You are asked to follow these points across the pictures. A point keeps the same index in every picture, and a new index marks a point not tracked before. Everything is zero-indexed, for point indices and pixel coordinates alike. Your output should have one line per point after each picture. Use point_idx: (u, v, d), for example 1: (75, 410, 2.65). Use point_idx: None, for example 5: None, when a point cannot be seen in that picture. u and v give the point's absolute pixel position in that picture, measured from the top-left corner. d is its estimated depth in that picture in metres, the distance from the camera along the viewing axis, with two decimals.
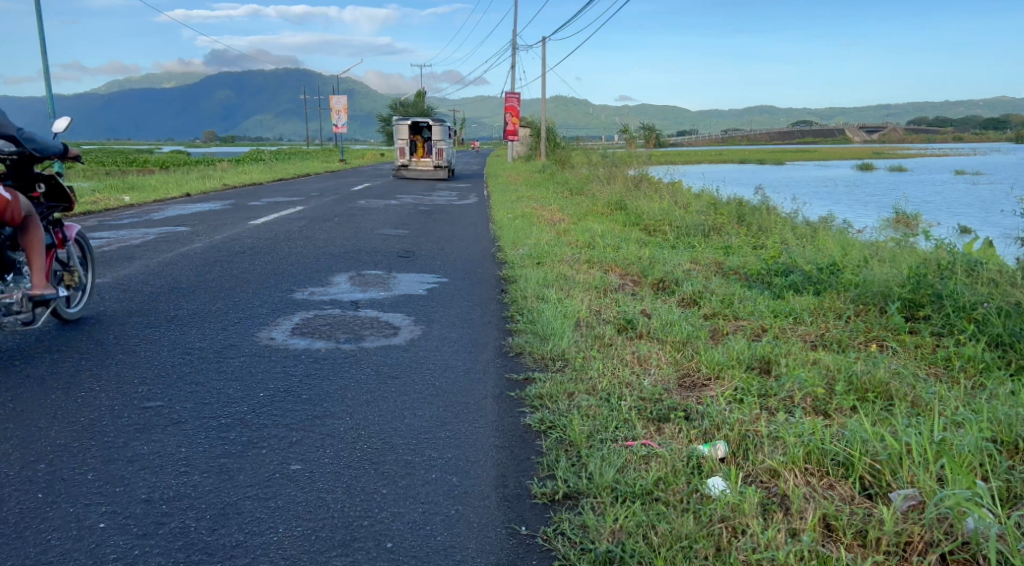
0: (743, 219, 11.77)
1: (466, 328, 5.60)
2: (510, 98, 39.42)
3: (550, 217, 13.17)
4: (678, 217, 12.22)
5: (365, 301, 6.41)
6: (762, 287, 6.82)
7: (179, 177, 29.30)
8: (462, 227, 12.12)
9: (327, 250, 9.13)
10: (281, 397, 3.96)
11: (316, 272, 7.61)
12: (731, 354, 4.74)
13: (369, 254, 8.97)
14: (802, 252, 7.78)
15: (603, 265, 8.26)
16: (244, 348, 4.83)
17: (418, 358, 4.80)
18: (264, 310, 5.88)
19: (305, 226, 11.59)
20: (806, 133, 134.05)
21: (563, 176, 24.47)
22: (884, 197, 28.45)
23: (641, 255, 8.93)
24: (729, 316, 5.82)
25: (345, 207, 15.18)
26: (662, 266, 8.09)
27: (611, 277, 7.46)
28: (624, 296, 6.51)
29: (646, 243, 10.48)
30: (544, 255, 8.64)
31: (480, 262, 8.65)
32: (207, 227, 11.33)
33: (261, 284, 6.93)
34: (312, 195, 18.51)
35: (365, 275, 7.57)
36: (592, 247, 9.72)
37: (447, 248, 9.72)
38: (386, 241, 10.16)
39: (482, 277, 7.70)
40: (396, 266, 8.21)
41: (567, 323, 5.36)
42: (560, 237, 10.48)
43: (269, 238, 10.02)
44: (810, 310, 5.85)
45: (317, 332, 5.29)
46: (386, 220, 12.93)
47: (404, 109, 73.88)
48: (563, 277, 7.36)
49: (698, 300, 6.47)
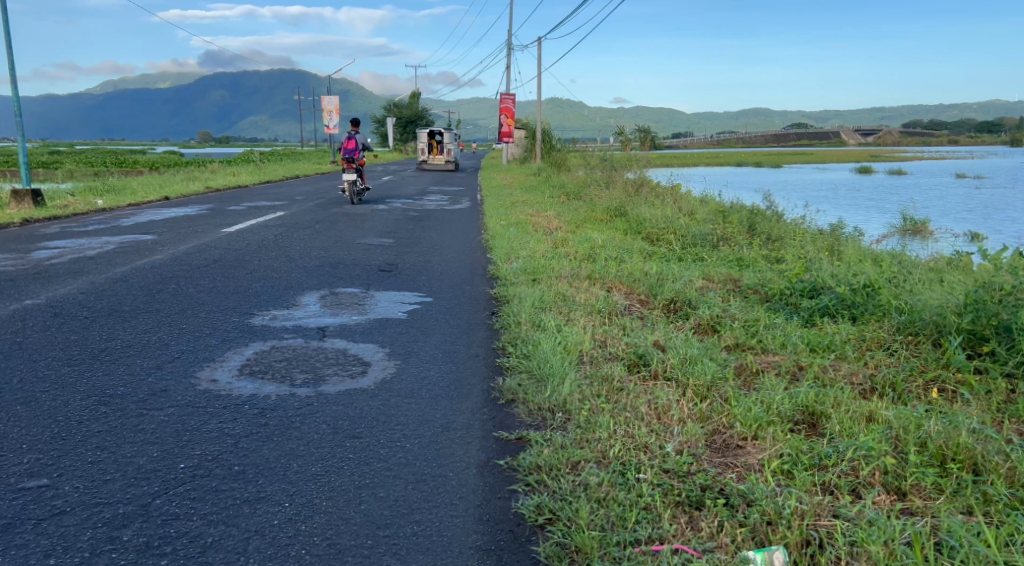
0: (755, 230, 10.94)
1: (450, 364, 4.76)
2: (505, 99, 38.52)
3: (546, 225, 12.31)
4: (683, 226, 11.39)
5: (335, 327, 5.54)
6: (789, 310, 6.00)
7: (163, 179, 28.27)
8: (453, 236, 11.27)
9: (302, 263, 8.28)
10: (205, 470, 3.11)
11: (285, 290, 6.77)
12: (765, 404, 3.94)
13: (348, 268, 8.12)
14: (829, 267, 6.97)
15: (606, 281, 7.44)
16: (175, 395, 3.96)
17: (389, 407, 3.95)
18: (214, 341, 5.04)
19: (282, 234, 10.71)
20: (802, 136, 133.53)
21: (558, 180, 23.61)
22: (888, 202, 27.67)
23: (648, 271, 8.10)
24: (759, 350, 5.00)
25: (329, 212, 14.29)
26: (673, 283, 7.29)
27: (615, 297, 6.66)
28: (633, 322, 5.70)
29: (649, 255, 9.67)
30: (540, 270, 7.82)
31: (470, 278, 7.81)
32: (175, 235, 10.46)
33: (218, 306, 6.08)
34: (297, 199, 17.59)
35: (340, 294, 6.72)
36: (592, 259, 8.90)
37: (434, 261, 8.89)
38: (367, 252, 9.32)
39: (471, 296, 6.88)
40: (375, 282, 7.37)
41: (568, 360, 4.54)
42: (558, 248, 9.65)
43: (240, 248, 9.15)
44: (851, 342, 5.02)
45: (270, 371, 4.43)
46: (370, 227, 12.06)
47: (397, 110, 72.68)
48: (562, 297, 6.55)
49: (717, 327, 5.65)
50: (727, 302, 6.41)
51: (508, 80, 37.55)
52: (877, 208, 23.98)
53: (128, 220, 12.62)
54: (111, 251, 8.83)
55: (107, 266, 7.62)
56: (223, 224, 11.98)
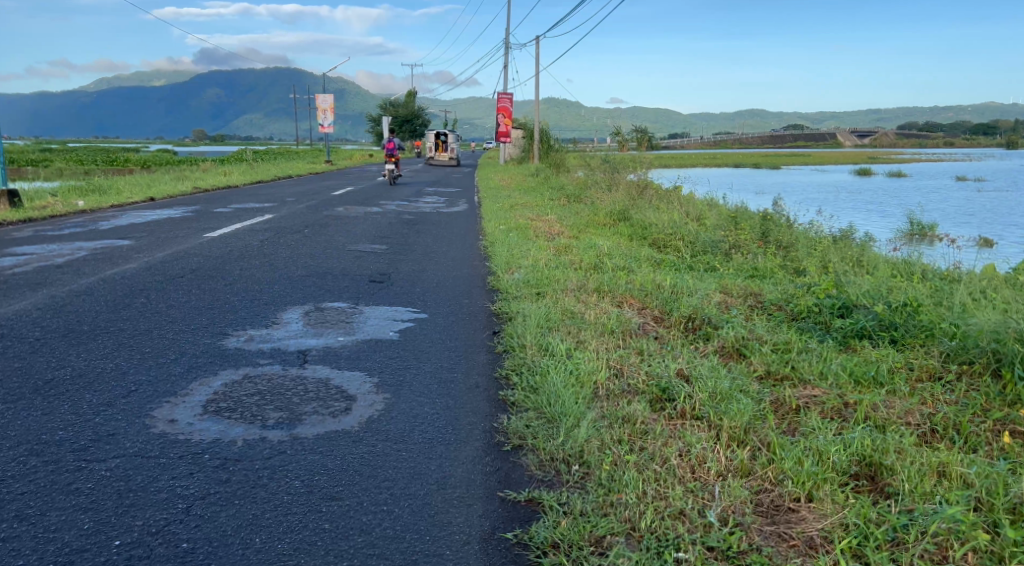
0: (767, 237, 10.40)
1: (447, 397, 4.18)
2: (502, 99, 37.95)
3: (547, 230, 11.74)
4: (692, 232, 10.85)
5: (318, 352, 4.96)
6: (821, 332, 5.44)
7: (152, 179, 27.54)
8: (449, 242, 10.68)
9: (286, 273, 7.68)
10: (145, 552, 2.55)
11: (265, 305, 6.17)
12: (813, 452, 3.37)
13: (336, 279, 7.53)
14: (860, 282, 6.39)
15: (616, 296, 6.86)
16: (122, 442, 3.36)
17: (375, 456, 3.36)
18: (178, 368, 4.44)
19: (268, 240, 10.09)
20: (798, 138, 133.31)
21: (556, 181, 23.07)
22: (892, 205, 27.21)
23: (660, 283, 7.54)
24: (796, 382, 4.44)
25: (320, 215, 13.69)
26: (688, 297, 6.74)
27: (627, 314, 6.10)
28: (650, 345, 5.14)
29: (658, 265, 9.15)
30: (544, 282, 7.25)
31: (468, 290, 7.22)
32: (154, 240, 9.84)
33: (189, 324, 5.48)
34: (287, 200, 16.96)
35: (325, 310, 6.13)
36: (599, 269, 8.34)
37: (430, 270, 8.31)
38: (359, 260, 8.76)
39: (469, 312, 6.30)
40: (365, 296, 6.78)
41: (583, 395, 3.99)
42: (561, 256, 9.08)
43: (221, 256, 8.55)
44: (900, 373, 4.45)
45: (238, 409, 3.83)
46: (362, 232, 11.46)
47: (392, 108, 71.98)
48: (569, 313, 5.99)
49: (744, 351, 5.10)
50: (750, 321, 5.85)
51: (505, 79, 37.06)
52: (881, 211, 23.52)
53: (108, 223, 11.98)
54: (81, 258, 8.22)
55: (73, 277, 7.00)
56: (206, 229, 11.35)
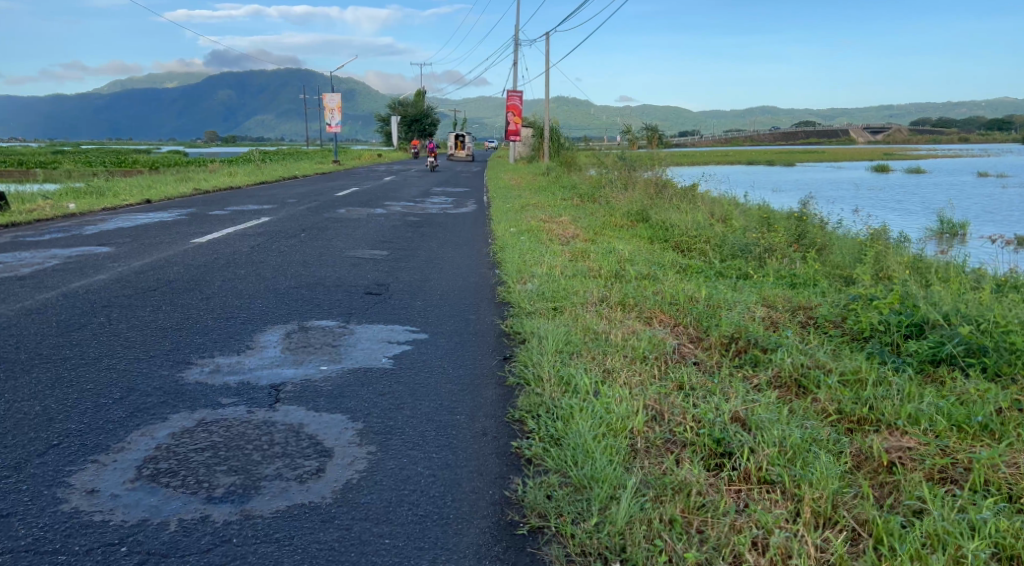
0: (803, 241, 9.51)
1: (448, 450, 3.37)
2: (512, 97, 37.08)
3: (561, 233, 10.88)
4: (719, 236, 10.08)
5: (295, 387, 4.13)
6: (894, 358, 4.61)
7: (152, 180, 26.83)
8: (456, 247, 9.84)
9: (273, 285, 6.86)
10: None
11: (241, 326, 5.35)
12: (933, 538, 2.57)
13: (327, 292, 6.71)
14: (928, 295, 5.53)
15: (644, 310, 6.03)
16: (14, 529, 2.57)
17: (348, 546, 2.57)
18: (118, 409, 3.63)
19: (259, 246, 9.28)
20: (810, 135, 131.89)
21: (568, 180, 22.23)
22: (915, 201, 26.33)
23: (690, 293, 6.71)
24: (880, 429, 3.63)
25: (320, 218, 12.87)
26: (725, 312, 5.89)
27: (660, 334, 5.28)
28: (693, 378, 4.31)
29: (683, 272, 8.33)
30: (561, 295, 6.40)
31: (476, 305, 6.37)
32: (135, 246, 9.07)
33: (147, 349, 4.66)
34: (287, 202, 16.17)
35: (311, 331, 5.30)
36: (621, 278, 7.52)
37: (434, 279, 7.51)
38: (357, 268, 7.98)
39: (477, 332, 5.47)
40: (358, 312, 5.97)
41: (619, 451, 3.20)
42: (577, 263, 8.25)
43: (204, 265, 7.73)
44: (1012, 416, 3.60)
45: (181, 472, 3.01)
46: (362, 236, 10.63)
47: (401, 107, 71.09)
48: (593, 334, 5.16)
49: (808, 387, 4.28)
50: (806, 344, 5.01)
51: (515, 76, 36.18)
52: (907, 208, 22.51)
53: (92, 228, 11.20)
54: (48, 267, 7.44)
55: (31, 290, 6.21)
56: (196, 233, 10.55)
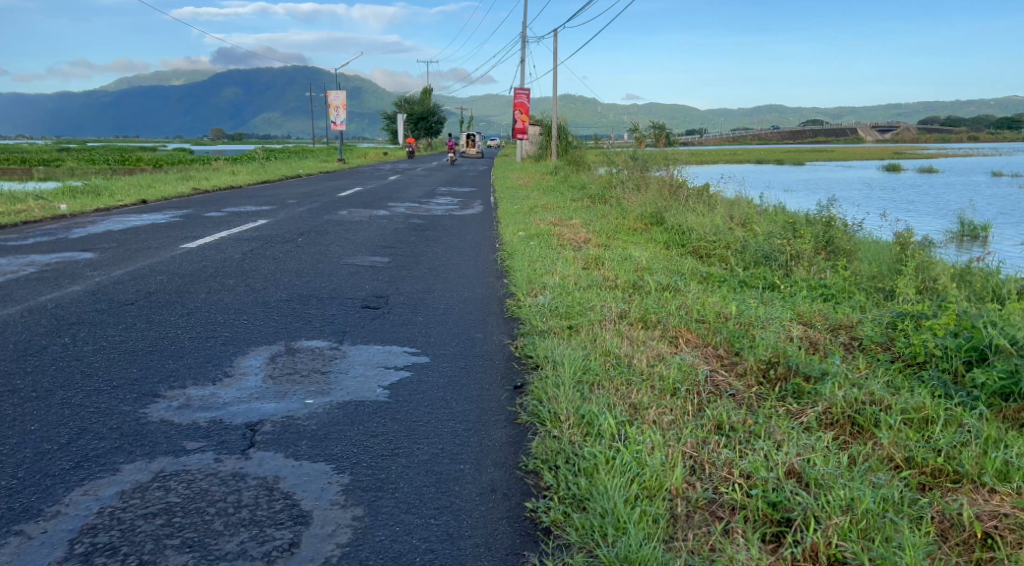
0: (831, 249, 8.92)
1: (450, 513, 2.83)
2: (519, 95, 36.47)
3: (572, 238, 10.33)
4: (740, 243, 9.51)
5: (273, 427, 3.58)
6: (963, 390, 4.01)
7: (153, 178, 26.30)
8: (461, 253, 9.29)
9: (262, 297, 6.33)
10: None
11: (221, 348, 4.81)
12: None
13: (321, 305, 6.17)
14: (990, 313, 4.92)
15: (668, 329, 5.46)
16: None
17: None
18: (64, 458, 3.11)
19: (252, 252, 8.75)
20: (818, 134, 130.93)
21: (577, 180, 21.65)
22: (931, 202, 25.66)
23: (717, 308, 6.14)
24: (961, 486, 3.07)
25: (320, 220, 12.34)
26: (760, 332, 5.31)
27: (688, 359, 4.71)
28: (734, 417, 3.75)
29: (705, 283, 7.74)
30: (576, 310, 5.83)
31: (482, 321, 5.83)
32: (120, 253, 8.55)
33: (110, 378, 4.12)
34: (288, 203, 15.66)
35: (298, 354, 4.75)
36: (640, 290, 6.95)
37: (438, 291, 6.95)
38: (355, 277, 7.44)
39: (483, 355, 4.91)
40: (352, 331, 5.42)
41: (658, 523, 2.67)
42: (591, 272, 7.70)
43: (191, 274, 7.22)
44: None
45: (122, 549, 2.49)
46: (363, 241, 10.10)
47: (406, 104, 70.53)
48: (615, 359, 4.60)
49: (866, 426, 3.71)
50: (856, 371, 4.43)
51: (522, 73, 35.58)
52: (926, 209, 21.85)
53: (79, 231, 10.67)
54: (20, 277, 6.91)
55: None
56: (188, 237, 10.03)
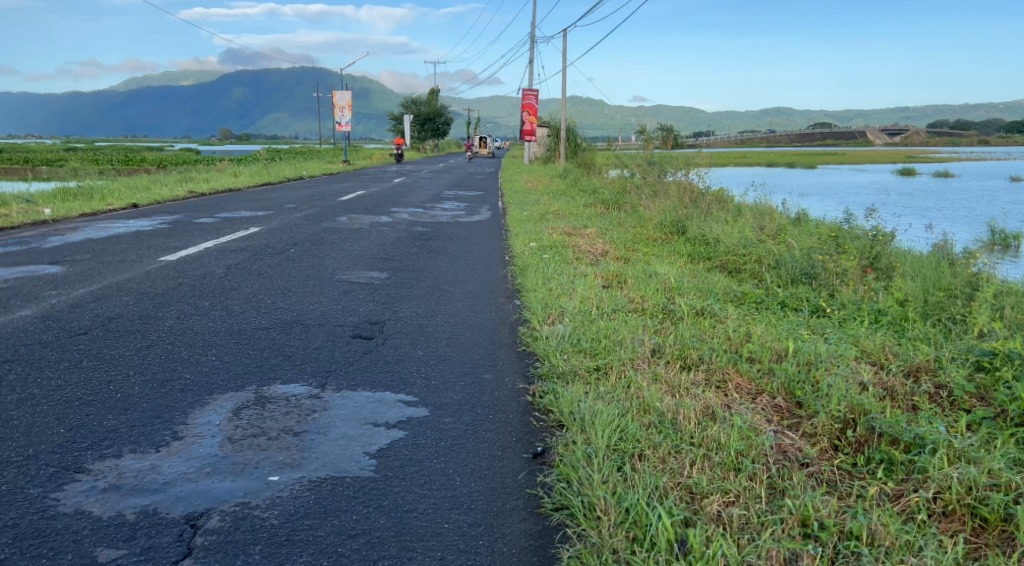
0: (879, 266, 8.04)
1: None
2: (527, 97, 35.69)
3: (589, 251, 9.48)
4: (774, 257, 8.66)
5: (221, 523, 2.76)
6: None
7: (151, 180, 25.46)
8: (468, 267, 8.45)
9: (238, 325, 5.49)
10: None
11: (176, 398, 3.95)
12: None
13: (305, 336, 5.32)
14: None
15: (713, 372, 4.61)
16: None
17: None
18: None
19: (237, 266, 7.93)
20: (828, 138, 129.69)
21: (588, 185, 20.80)
22: (955, 208, 24.70)
23: (766, 341, 5.26)
24: None
25: (316, 228, 11.52)
26: (825, 375, 4.46)
27: (744, 416, 3.86)
28: (823, 508, 2.92)
29: (743, 307, 6.86)
30: (602, 344, 4.97)
31: (493, 357, 4.97)
32: (90, 266, 7.73)
33: (27, 443, 3.29)
34: (286, 207, 14.85)
35: (269, 406, 3.90)
36: (672, 317, 6.09)
37: (441, 316, 6.08)
38: (348, 298, 6.59)
39: (495, 407, 4.04)
40: (339, 371, 4.56)
41: None
42: (614, 292, 6.86)
43: (162, 294, 6.39)
44: None
45: None
46: (362, 252, 9.27)
47: (413, 105, 69.78)
48: (657, 417, 3.75)
49: (995, 529, 2.88)
50: (960, 435, 3.57)
51: (531, 74, 34.82)
52: (951, 216, 20.92)
53: (54, 240, 9.84)
54: None
55: None
56: (171, 247, 9.22)
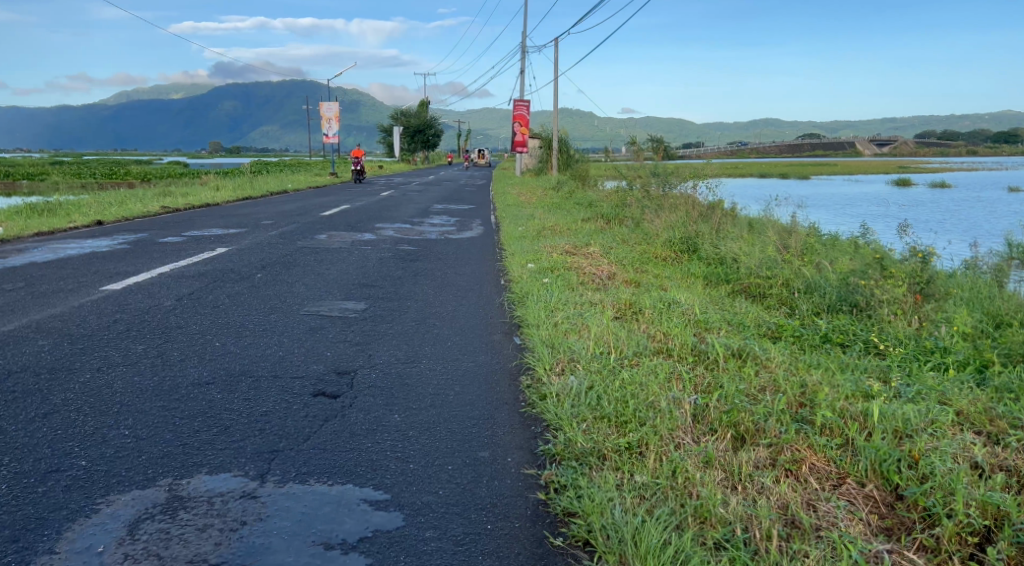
0: (928, 293, 7.00)
1: None
2: (519, 107, 34.67)
3: (594, 273, 8.42)
4: (805, 283, 7.62)
5: None
6: None
7: (125, 194, 24.18)
8: (458, 295, 7.37)
9: (171, 380, 4.39)
10: None
11: (53, 503, 2.88)
12: None
13: (253, 394, 4.22)
14: None
15: (779, 448, 3.54)
16: None
17: None
18: None
19: (190, 296, 6.85)
20: (817, 149, 129.88)
21: (584, 198, 19.72)
22: (964, 220, 23.77)
23: (834, 398, 4.17)
24: None
25: (290, 248, 10.43)
26: (925, 451, 3.42)
27: (840, 531, 2.82)
28: None
29: (782, 345, 5.77)
30: (631, 406, 3.88)
31: (489, 423, 3.90)
32: (15, 297, 6.62)
33: None
34: (262, 224, 13.77)
35: (184, 514, 2.84)
36: (705, 363, 5.01)
37: (424, 362, 4.99)
38: (315, 338, 5.49)
39: (493, 510, 2.97)
40: (289, 450, 3.47)
41: None
42: (630, 328, 5.79)
43: (89, 336, 5.30)
44: None
45: None
46: (338, 277, 8.20)
47: (403, 117, 68.73)
48: (725, 537, 2.70)
49: None
50: None
51: (522, 85, 33.80)
52: (961, 227, 20.05)
53: None
54: None
55: None
56: (121, 273, 8.13)
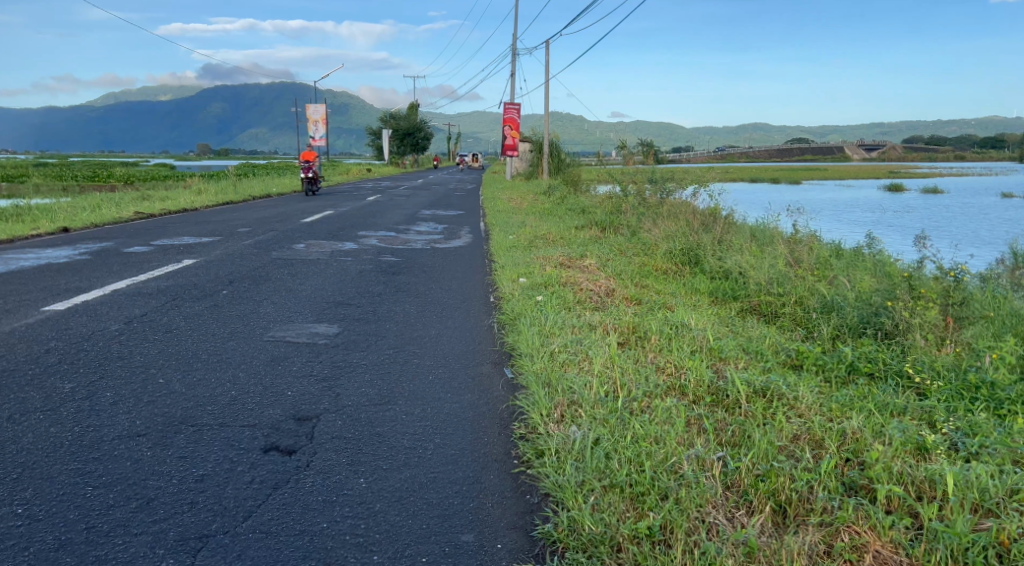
0: (960, 315, 6.34)
1: None
2: (509, 109, 33.92)
3: (591, 289, 7.74)
4: (824, 302, 6.95)
5: None
6: None
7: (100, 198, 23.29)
8: (442, 315, 6.66)
9: (93, 431, 3.67)
10: None
11: None
12: None
13: (190, 450, 3.51)
14: None
15: (834, 528, 2.85)
16: None
17: None
18: None
19: (142, 318, 6.12)
20: (807, 153, 129.91)
21: (576, 204, 19.01)
22: (965, 226, 23.17)
23: (887, 454, 3.48)
24: None
25: (264, 259, 9.70)
26: (1019, 534, 2.74)
27: None
28: None
29: (808, 377, 5.10)
30: (647, 469, 3.20)
31: (475, 491, 3.19)
32: None
33: None
34: (238, 232, 12.99)
35: None
36: (726, 404, 4.32)
37: (399, 403, 4.28)
38: (275, 372, 4.77)
39: None
40: (223, 536, 2.77)
41: None
42: (635, 359, 5.11)
43: (11, 370, 4.57)
44: None
45: None
46: (312, 294, 7.48)
47: (392, 120, 67.93)
48: None
49: None
50: None
51: (512, 87, 33.10)
52: (964, 234, 19.45)
53: None
54: None
55: None
56: (72, 289, 7.38)
